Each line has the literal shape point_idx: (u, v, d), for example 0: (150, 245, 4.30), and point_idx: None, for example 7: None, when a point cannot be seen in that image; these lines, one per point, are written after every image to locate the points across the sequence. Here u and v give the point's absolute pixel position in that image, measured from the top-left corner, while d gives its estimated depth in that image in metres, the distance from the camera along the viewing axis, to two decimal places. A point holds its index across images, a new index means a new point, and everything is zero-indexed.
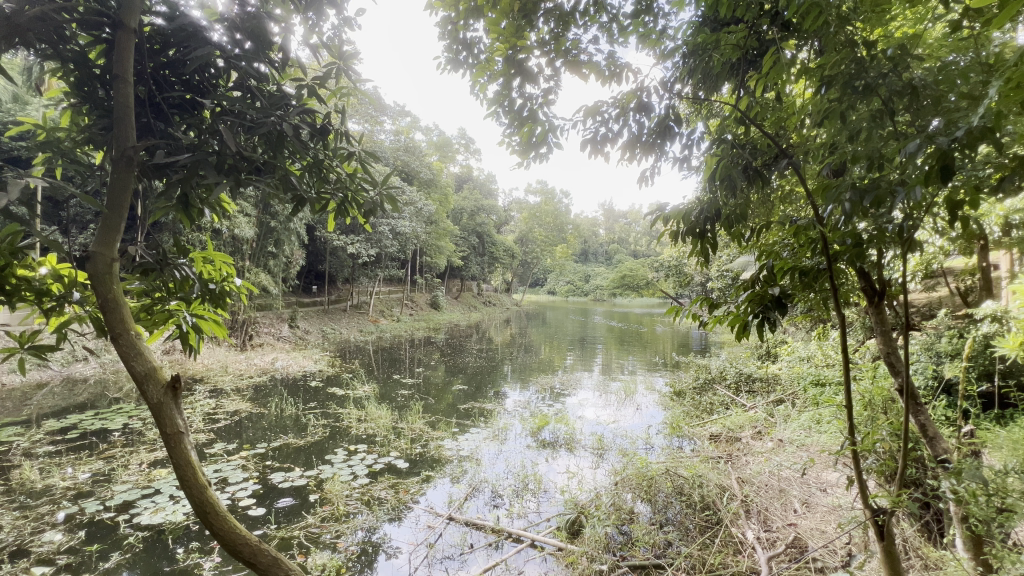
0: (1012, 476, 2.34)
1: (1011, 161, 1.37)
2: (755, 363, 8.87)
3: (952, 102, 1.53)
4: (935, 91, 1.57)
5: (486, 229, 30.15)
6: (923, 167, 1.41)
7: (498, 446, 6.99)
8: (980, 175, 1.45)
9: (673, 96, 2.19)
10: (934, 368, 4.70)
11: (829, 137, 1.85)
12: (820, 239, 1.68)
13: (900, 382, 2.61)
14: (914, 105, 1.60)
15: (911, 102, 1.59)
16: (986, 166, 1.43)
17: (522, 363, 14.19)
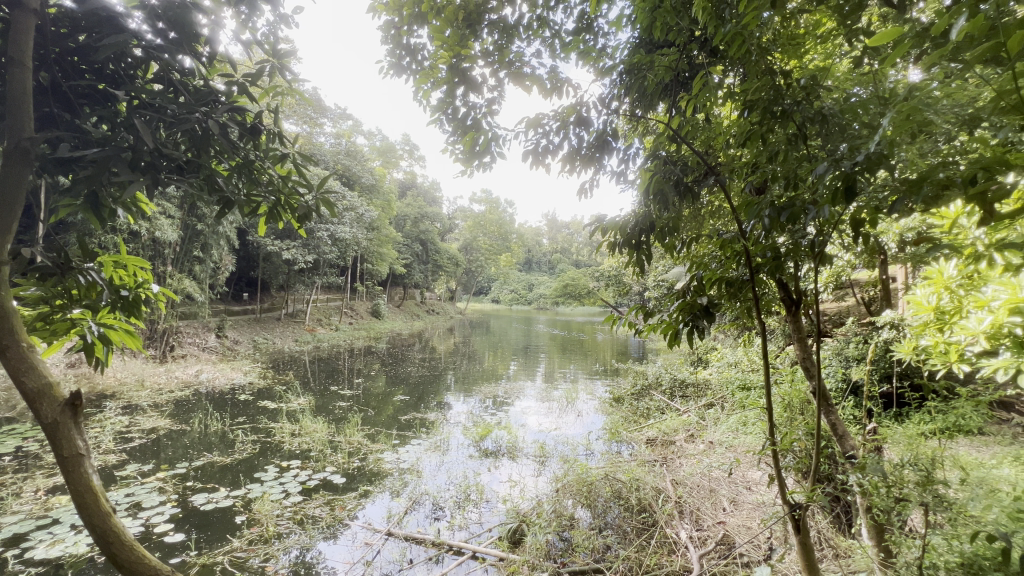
0: (907, 468, 2.59)
1: (903, 186, 1.53)
2: (688, 369, 9.31)
3: (856, 130, 1.69)
4: (841, 120, 1.72)
5: (430, 237, 29.83)
6: (830, 187, 1.54)
7: (440, 457, 6.88)
8: (878, 196, 1.60)
9: (611, 111, 2.26)
10: (843, 372, 5.14)
11: (751, 158, 1.98)
12: (744, 252, 1.79)
13: (814, 385, 2.82)
14: (824, 131, 1.75)
15: (821, 128, 1.73)
16: (883, 189, 1.58)
17: (465, 372, 14.10)
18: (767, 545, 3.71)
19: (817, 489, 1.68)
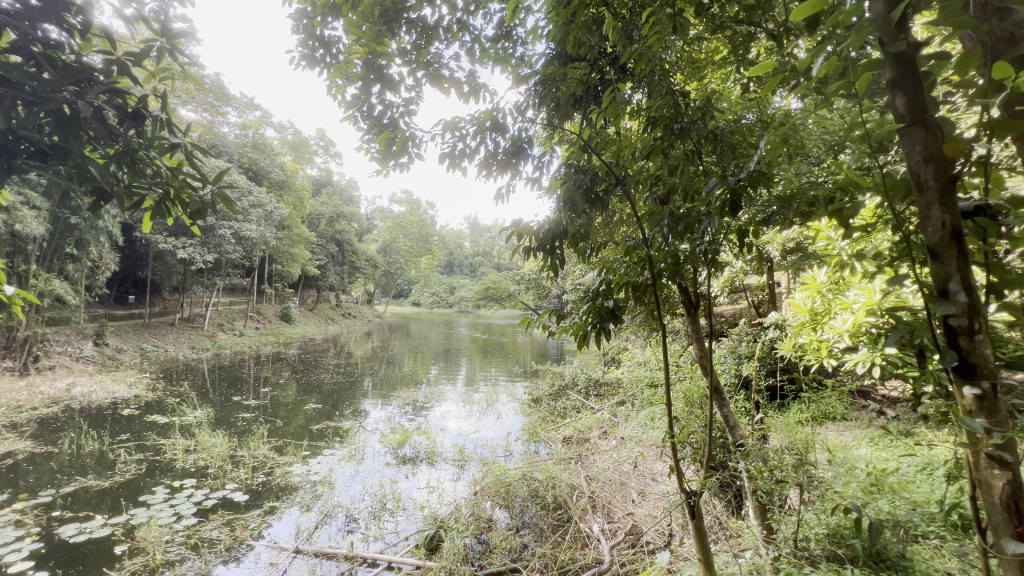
0: (786, 453, 2.91)
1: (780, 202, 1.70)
2: (602, 368, 9.75)
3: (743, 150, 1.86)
4: (731, 139, 1.89)
5: (346, 237, 28.61)
6: (720, 201, 1.68)
7: (355, 466, 6.60)
8: (762, 210, 1.77)
9: (526, 119, 2.29)
10: (736, 368, 5.65)
11: (654, 170, 2.10)
12: (648, 258, 1.91)
13: (710, 381, 3.06)
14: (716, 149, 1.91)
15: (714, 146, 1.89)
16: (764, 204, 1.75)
17: (383, 377, 13.67)
18: (669, 532, 3.98)
19: (713, 481, 1.74)
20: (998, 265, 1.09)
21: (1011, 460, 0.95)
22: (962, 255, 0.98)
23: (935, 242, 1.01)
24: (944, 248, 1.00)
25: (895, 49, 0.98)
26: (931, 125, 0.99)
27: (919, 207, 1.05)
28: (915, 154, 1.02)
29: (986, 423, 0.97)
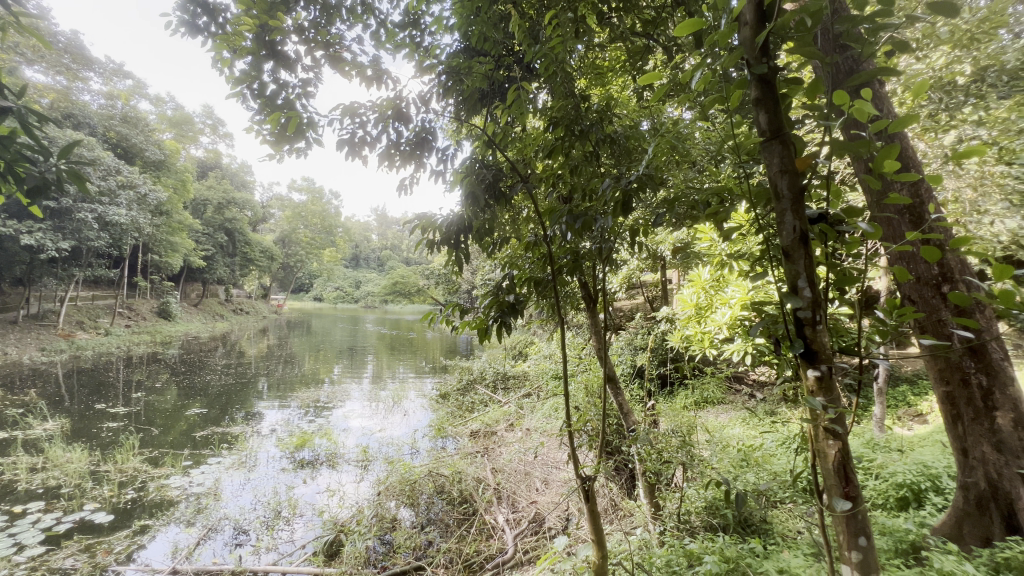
0: (672, 436, 3.17)
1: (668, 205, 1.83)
2: (510, 362, 9.94)
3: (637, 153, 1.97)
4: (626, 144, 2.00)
5: (237, 226, 26.16)
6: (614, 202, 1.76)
7: (245, 474, 6.10)
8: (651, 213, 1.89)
9: (430, 110, 2.24)
10: (631, 358, 6.06)
11: (556, 169, 2.16)
12: (548, 255, 1.94)
13: (605, 370, 3.24)
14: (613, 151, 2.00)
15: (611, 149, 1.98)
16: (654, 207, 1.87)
17: (281, 377, 12.76)
18: (568, 516, 4.17)
19: (607, 468, 1.76)
20: (836, 265, 1.26)
21: (842, 431, 1.10)
22: (808, 256, 1.13)
23: (788, 243, 1.15)
24: (794, 250, 1.14)
25: (758, 71, 1.10)
26: (785, 141, 1.12)
27: (775, 213, 1.18)
28: (773, 166, 1.16)
29: (823, 400, 1.12)
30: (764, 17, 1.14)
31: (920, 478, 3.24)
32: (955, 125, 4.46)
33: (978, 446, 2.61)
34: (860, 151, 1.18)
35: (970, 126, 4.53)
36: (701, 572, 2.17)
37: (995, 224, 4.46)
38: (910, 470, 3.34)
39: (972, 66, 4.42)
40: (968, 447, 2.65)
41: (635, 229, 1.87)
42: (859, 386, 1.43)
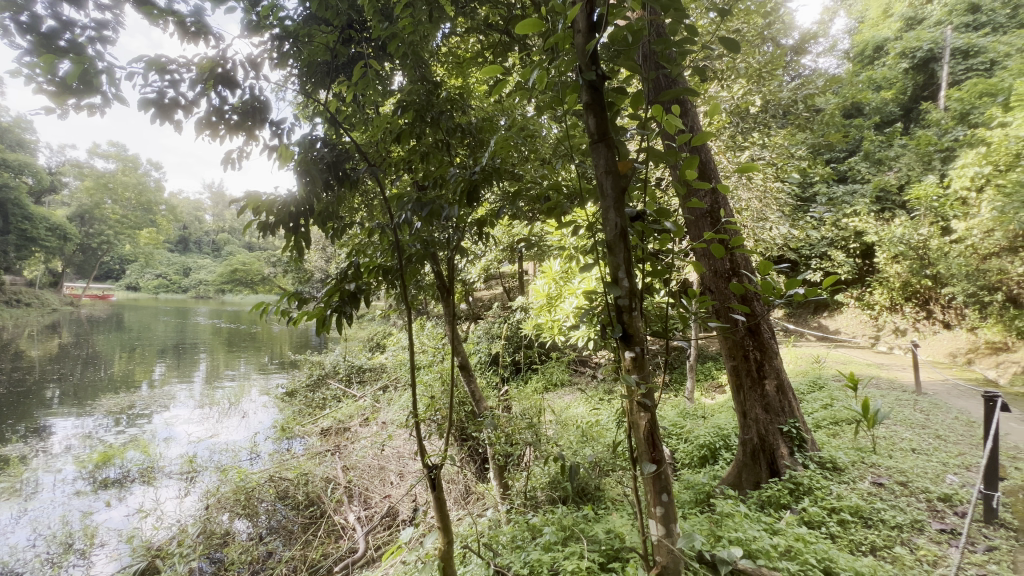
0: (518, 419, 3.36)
1: (515, 199, 1.88)
2: (366, 354, 9.54)
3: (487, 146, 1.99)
4: (477, 136, 2.02)
5: (9, 195, 20.76)
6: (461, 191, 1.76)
7: (21, 504, 4.94)
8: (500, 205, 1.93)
9: (263, 77, 1.99)
10: (488, 346, 6.24)
11: (406, 155, 2.08)
12: (396, 242, 1.87)
13: (460, 359, 3.47)
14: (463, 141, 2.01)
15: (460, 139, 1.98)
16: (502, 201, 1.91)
17: (78, 382, 10.56)
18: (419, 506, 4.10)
19: (451, 457, 1.76)
20: (650, 258, 1.41)
21: (651, 404, 1.26)
22: (626, 250, 1.26)
23: (610, 238, 1.27)
24: (615, 243, 1.26)
25: (588, 77, 1.19)
26: (609, 145, 1.24)
27: (601, 210, 1.30)
28: (600, 167, 1.27)
29: (637, 377, 1.26)
30: (594, 28, 1.24)
31: (716, 438, 3.89)
32: (748, 146, 5.42)
33: (753, 409, 3.20)
34: (670, 159, 1.35)
35: (758, 148, 5.53)
36: (541, 542, 2.35)
37: (774, 229, 5.54)
38: (709, 432, 4.00)
39: (760, 98, 5.40)
40: (746, 410, 3.23)
41: (484, 220, 1.90)
42: (667, 364, 1.64)
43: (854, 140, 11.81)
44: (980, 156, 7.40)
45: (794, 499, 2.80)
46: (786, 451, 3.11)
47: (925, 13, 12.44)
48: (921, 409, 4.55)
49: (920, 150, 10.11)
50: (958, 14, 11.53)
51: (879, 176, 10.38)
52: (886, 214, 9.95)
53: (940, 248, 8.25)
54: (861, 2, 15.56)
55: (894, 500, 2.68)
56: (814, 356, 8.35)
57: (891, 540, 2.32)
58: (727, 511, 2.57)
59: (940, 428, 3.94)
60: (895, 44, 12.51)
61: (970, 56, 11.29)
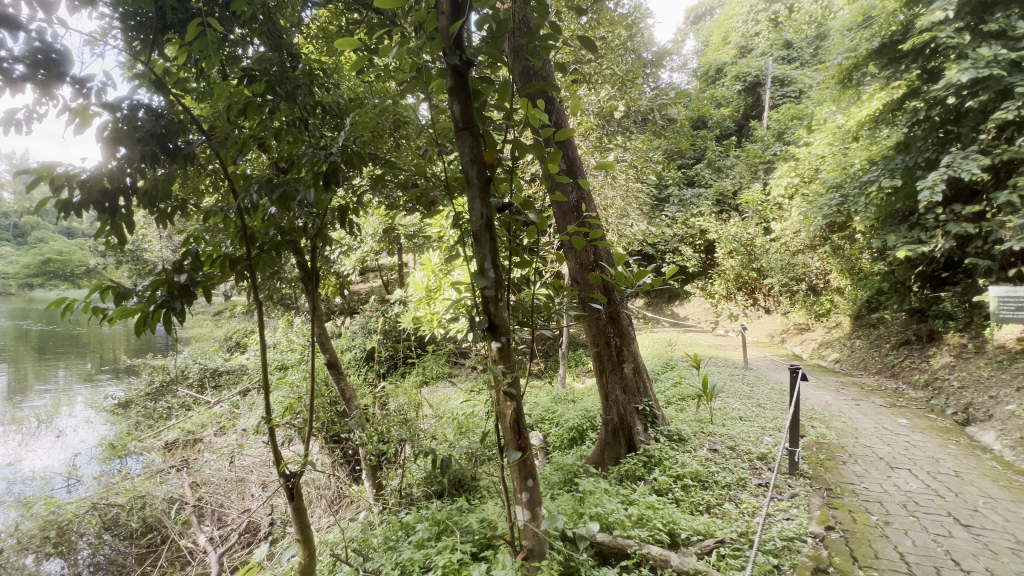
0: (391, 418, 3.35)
1: (380, 186, 1.76)
2: (223, 355, 8.55)
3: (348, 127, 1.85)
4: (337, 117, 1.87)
5: None
6: (319, 174, 1.60)
7: None
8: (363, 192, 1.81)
9: (61, 21, 1.61)
10: (363, 342, 5.96)
11: (256, 133, 1.85)
12: (244, 229, 1.66)
13: (327, 356, 3.45)
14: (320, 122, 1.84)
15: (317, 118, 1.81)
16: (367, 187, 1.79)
17: None
18: (277, 519, 3.74)
19: (308, 463, 1.62)
20: (515, 248, 1.42)
21: (517, 393, 1.28)
22: (492, 240, 1.26)
23: (477, 229, 1.26)
24: (482, 232, 1.25)
25: (452, 62, 1.16)
26: (474, 133, 1.22)
27: (467, 199, 1.28)
28: (466, 155, 1.25)
29: (504, 367, 1.27)
30: (458, 11, 1.20)
31: (584, 420, 4.16)
32: (612, 148, 5.85)
33: (614, 391, 3.46)
34: (535, 152, 1.36)
35: (622, 151, 5.99)
36: (414, 540, 2.29)
37: (634, 226, 6.07)
38: (578, 415, 4.27)
39: (623, 104, 5.85)
40: (608, 392, 3.48)
41: (346, 207, 1.76)
42: (533, 354, 1.68)
43: (700, 149, 13.43)
44: (791, 169, 8.88)
45: (647, 470, 3.10)
46: (641, 428, 3.43)
47: (753, 44, 14.55)
48: (747, 382, 5.35)
49: (748, 161, 11.84)
50: (777, 48, 13.66)
51: (719, 182, 11.94)
52: (724, 215, 11.49)
53: (763, 245, 9.76)
54: (705, 28, 17.68)
55: (725, 463, 3.11)
56: (667, 340, 9.38)
57: (721, 497, 2.69)
58: (590, 488, 2.75)
59: (760, 397, 4.66)
60: (731, 68, 14.43)
61: (785, 84, 13.44)
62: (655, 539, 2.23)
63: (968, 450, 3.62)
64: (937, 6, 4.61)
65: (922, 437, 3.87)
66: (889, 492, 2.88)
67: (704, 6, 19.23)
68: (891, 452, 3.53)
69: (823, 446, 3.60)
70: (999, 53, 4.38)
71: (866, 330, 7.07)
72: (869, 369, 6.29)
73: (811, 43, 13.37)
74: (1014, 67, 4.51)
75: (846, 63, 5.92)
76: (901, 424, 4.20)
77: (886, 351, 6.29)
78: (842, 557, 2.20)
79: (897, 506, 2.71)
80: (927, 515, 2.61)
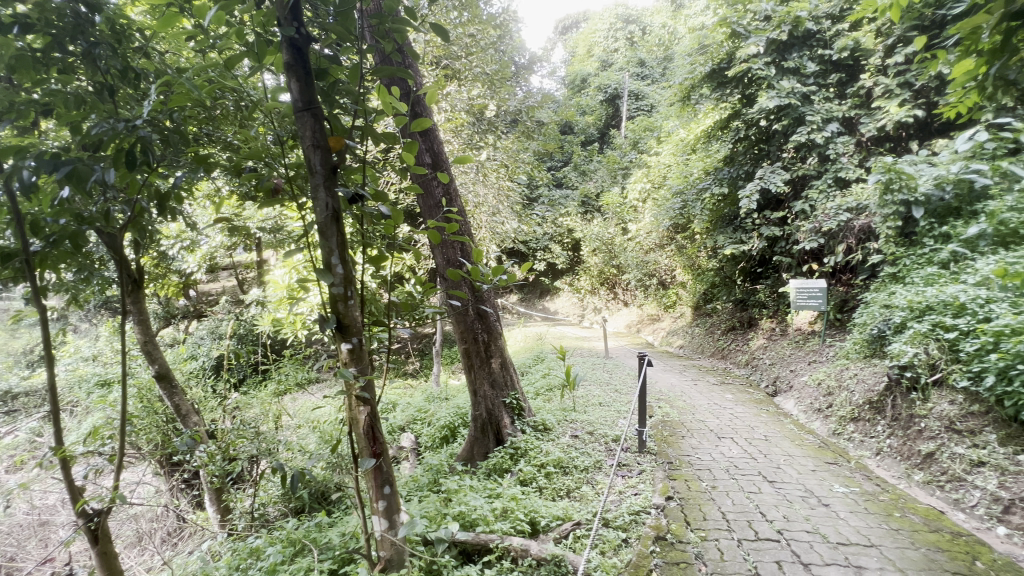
0: (238, 436, 3.02)
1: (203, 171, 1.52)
2: (22, 372, 6.99)
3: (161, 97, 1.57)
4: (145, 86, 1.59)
5: None
6: (118, 152, 1.32)
7: None
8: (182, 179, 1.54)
9: None
10: (210, 350, 5.28)
11: (31, 94, 1.47)
12: (16, 218, 1.31)
13: (156, 368, 3.00)
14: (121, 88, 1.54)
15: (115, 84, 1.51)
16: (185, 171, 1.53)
17: None
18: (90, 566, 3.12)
19: (117, 499, 1.36)
20: (367, 241, 1.32)
21: (370, 397, 1.20)
22: (339, 233, 1.16)
23: (321, 220, 1.15)
24: (328, 224, 1.15)
25: (288, 33, 1.05)
26: (315, 114, 1.12)
27: (309, 187, 1.17)
28: (306, 139, 1.13)
29: (355, 370, 1.19)
30: None
31: (456, 417, 4.15)
32: (483, 146, 5.91)
33: (482, 387, 3.51)
34: (387, 141, 1.29)
35: (493, 150, 6.09)
36: (264, 567, 2.08)
37: (505, 224, 6.21)
38: (450, 413, 4.25)
39: (494, 104, 5.95)
40: (476, 388, 3.52)
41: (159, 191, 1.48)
42: (385, 357, 1.58)
43: (567, 153, 14.26)
44: (644, 176, 9.84)
45: (513, 462, 3.19)
46: (508, 421, 3.52)
47: (613, 58, 15.82)
48: (607, 370, 5.82)
49: (609, 166, 12.85)
50: (632, 64, 15.02)
51: (584, 184, 12.79)
52: (588, 216, 12.35)
53: (622, 243, 10.68)
54: (572, 39, 18.81)
55: (584, 447, 3.33)
56: (539, 334, 9.85)
57: (580, 481, 2.86)
58: (456, 488, 2.75)
59: (617, 383, 5.08)
60: (595, 79, 15.52)
61: (639, 98, 14.82)
62: (517, 530, 2.30)
63: (774, 417, 4.34)
64: (752, 41, 5.43)
65: (742, 409, 4.54)
66: (716, 459, 3.33)
67: (572, 18, 20.41)
68: (719, 424, 4.10)
69: (666, 424, 4.05)
70: (795, 87, 5.32)
71: (703, 319, 8.12)
72: (706, 352, 7.25)
73: (660, 63, 14.91)
74: (805, 99, 5.49)
75: (686, 83, 6.70)
76: (727, 399, 4.90)
77: (718, 337, 7.29)
78: (677, 524, 2.48)
79: (722, 471, 3.14)
80: (743, 476, 3.07)
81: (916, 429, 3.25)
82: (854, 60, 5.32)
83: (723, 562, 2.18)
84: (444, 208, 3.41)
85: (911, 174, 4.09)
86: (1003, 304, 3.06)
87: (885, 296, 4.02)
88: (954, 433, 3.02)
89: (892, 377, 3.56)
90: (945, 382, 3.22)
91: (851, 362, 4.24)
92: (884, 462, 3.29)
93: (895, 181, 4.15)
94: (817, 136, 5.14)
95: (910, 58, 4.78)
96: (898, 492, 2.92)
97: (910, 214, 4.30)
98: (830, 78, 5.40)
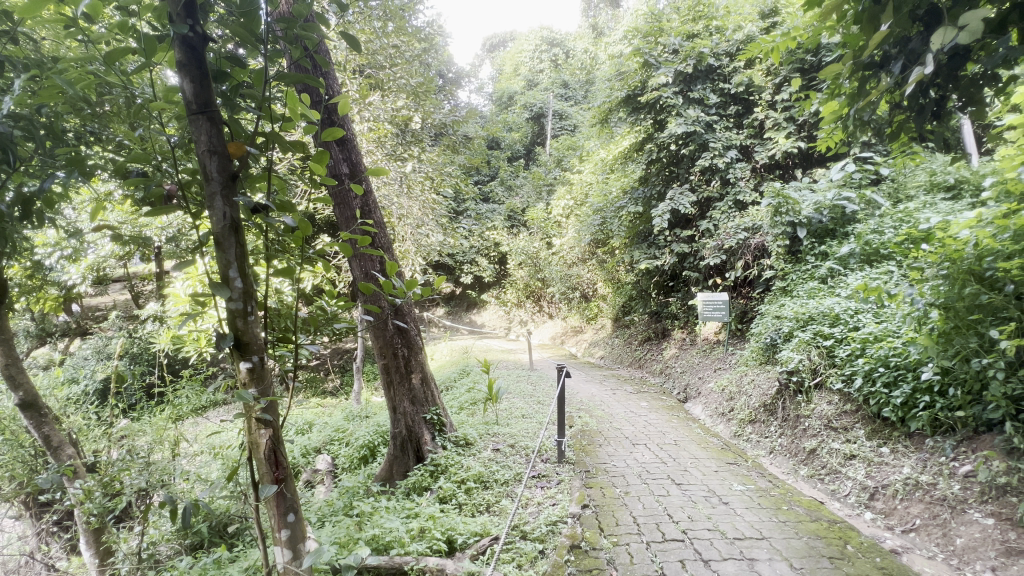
0: (123, 468, 2.70)
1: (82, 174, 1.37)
2: None
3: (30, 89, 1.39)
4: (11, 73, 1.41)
5: None
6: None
7: None
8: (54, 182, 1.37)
9: None
10: (93, 371, 4.70)
11: None
12: None
13: (21, 395, 2.61)
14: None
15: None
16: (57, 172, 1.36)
17: None
18: None
19: None
20: (271, 254, 1.24)
21: (272, 418, 1.13)
22: (238, 244, 1.09)
23: (217, 230, 1.07)
24: (226, 234, 1.08)
25: (181, 32, 0.98)
26: (213, 118, 1.05)
27: (205, 195, 1.09)
28: (202, 144, 1.06)
29: (255, 391, 1.11)
30: None
31: (375, 436, 4.00)
32: (407, 158, 5.85)
33: (402, 403, 3.44)
34: (296, 150, 1.23)
35: (418, 162, 6.04)
36: None
37: (430, 236, 6.14)
38: (369, 431, 4.09)
39: (419, 116, 5.92)
40: (396, 405, 3.44)
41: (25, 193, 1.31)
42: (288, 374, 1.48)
43: (494, 168, 14.45)
44: (567, 193, 10.20)
45: (433, 479, 3.13)
46: (429, 437, 3.44)
47: (538, 79, 16.33)
48: (531, 381, 5.90)
49: (534, 182, 13.20)
50: (556, 85, 15.57)
51: (510, 200, 13.01)
52: (514, 230, 12.56)
53: (546, 258, 10.94)
54: (499, 58, 19.22)
55: (505, 461, 3.34)
56: (464, 347, 9.81)
57: (500, 495, 2.86)
58: (370, 510, 2.64)
59: (540, 395, 5.16)
60: (521, 97, 15.91)
61: (563, 118, 15.39)
62: (433, 550, 2.26)
63: (683, 422, 4.61)
64: (662, 72, 5.87)
65: (656, 416, 4.78)
66: (629, 465, 3.48)
67: (499, 37, 20.85)
68: (634, 431, 4.29)
69: (585, 433, 4.17)
70: (699, 116, 5.80)
71: (622, 330, 8.50)
72: (624, 362, 7.57)
73: (583, 86, 15.61)
74: (709, 127, 6.00)
75: (604, 106, 7.05)
76: (642, 406, 5.15)
77: (635, 347, 7.68)
78: (591, 531, 2.54)
79: (635, 477, 3.27)
80: (654, 480, 3.22)
81: (802, 427, 3.60)
82: (748, 95, 5.90)
83: (632, 565, 2.27)
84: (360, 220, 3.35)
85: (796, 200, 4.62)
86: (868, 314, 3.50)
87: (776, 308, 4.44)
88: (832, 430, 3.38)
89: (781, 382, 3.93)
90: (824, 385, 3.61)
91: (749, 368, 4.62)
92: (776, 459, 3.61)
93: (783, 205, 4.66)
94: (719, 161, 5.63)
95: (793, 96, 5.39)
96: (786, 487, 3.20)
97: (795, 235, 4.80)
98: (729, 109, 5.94)
